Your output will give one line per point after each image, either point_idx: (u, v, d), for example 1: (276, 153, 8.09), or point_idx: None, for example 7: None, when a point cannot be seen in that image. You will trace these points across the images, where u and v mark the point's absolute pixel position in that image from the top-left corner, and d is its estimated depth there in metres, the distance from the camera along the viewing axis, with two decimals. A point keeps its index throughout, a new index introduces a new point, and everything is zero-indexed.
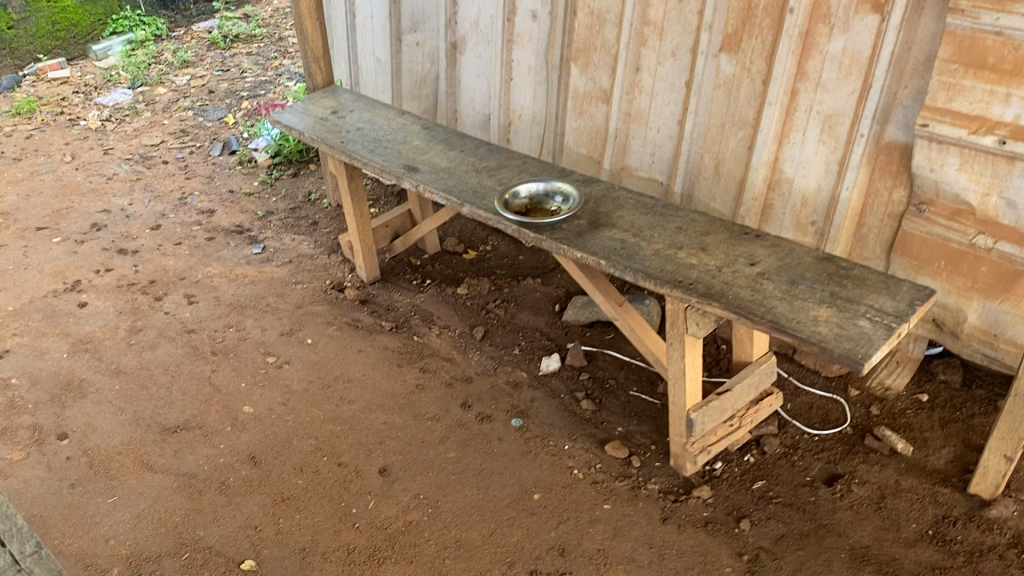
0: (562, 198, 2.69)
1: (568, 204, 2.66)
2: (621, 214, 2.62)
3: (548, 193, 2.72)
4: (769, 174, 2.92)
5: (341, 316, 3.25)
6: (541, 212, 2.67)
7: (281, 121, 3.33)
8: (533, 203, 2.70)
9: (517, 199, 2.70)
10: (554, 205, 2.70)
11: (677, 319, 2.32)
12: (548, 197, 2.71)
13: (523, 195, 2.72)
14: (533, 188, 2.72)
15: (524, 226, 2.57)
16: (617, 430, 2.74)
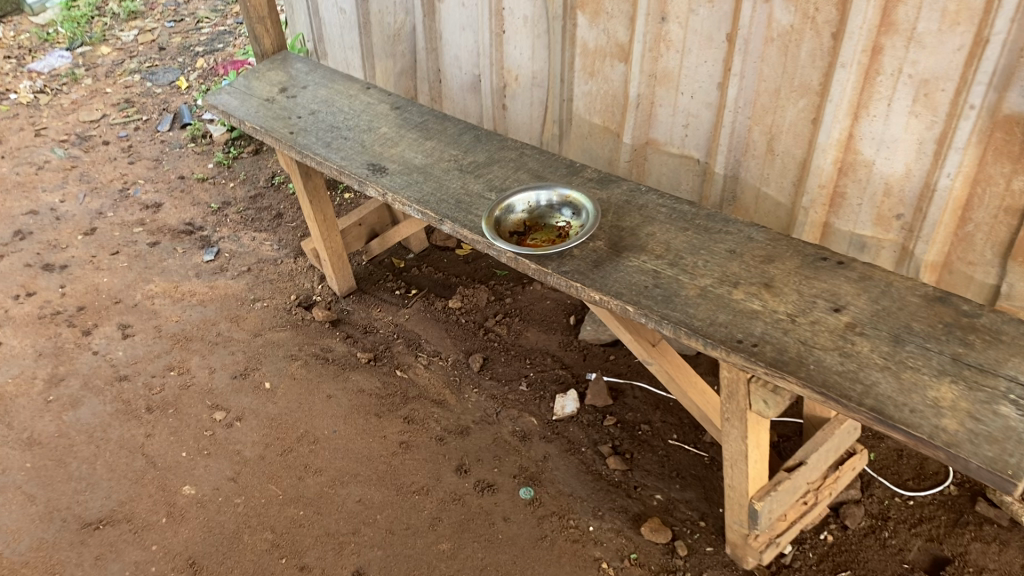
0: (573, 211, 2.02)
1: (580, 221, 1.99)
2: (651, 230, 1.97)
3: (552, 204, 2.04)
4: (841, 155, 2.25)
5: (307, 346, 2.65)
6: (543, 236, 2.01)
7: (217, 105, 2.66)
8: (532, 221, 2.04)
9: (510, 217, 2.03)
10: (561, 222, 2.03)
11: (735, 391, 1.70)
12: (553, 210, 2.05)
13: (518, 211, 2.04)
14: (532, 197, 2.05)
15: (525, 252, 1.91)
16: (655, 500, 2.17)
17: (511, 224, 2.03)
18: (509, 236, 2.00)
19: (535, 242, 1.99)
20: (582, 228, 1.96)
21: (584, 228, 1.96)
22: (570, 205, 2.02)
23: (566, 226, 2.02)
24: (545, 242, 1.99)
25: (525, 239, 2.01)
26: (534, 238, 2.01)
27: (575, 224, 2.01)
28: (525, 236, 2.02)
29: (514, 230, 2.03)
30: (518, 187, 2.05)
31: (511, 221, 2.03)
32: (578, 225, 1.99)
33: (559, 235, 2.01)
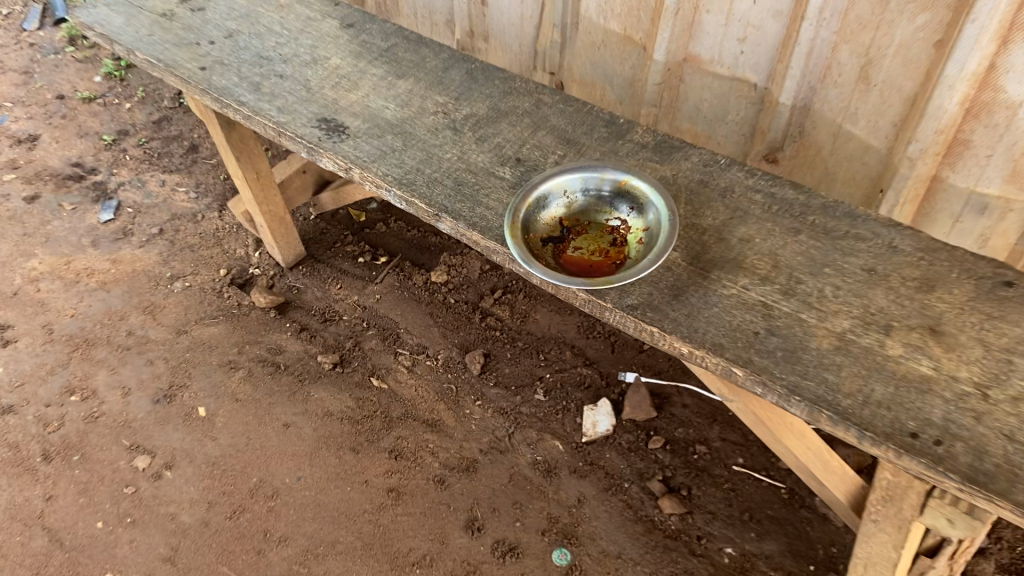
0: (634, 204, 1.40)
1: (646, 222, 1.38)
2: (745, 233, 1.38)
3: (600, 193, 1.42)
4: (972, 92, 1.63)
5: (251, 347, 2.03)
6: (592, 245, 1.41)
7: (91, 25, 1.89)
8: (571, 220, 1.43)
9: (541, 218, 1.41)
10: (615, 220, 1.42)
11: (898, 495, 1.18)
12: (604, 202, 1.43)
13: (551, 204, 1.42)
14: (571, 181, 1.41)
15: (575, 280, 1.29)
16: (727, 557, 1.68)
17: (544, 227, 1.41)
18: (543, 248, 1.39)
19: (583, 256, 1.39)
20: (653, 234, 1.35)
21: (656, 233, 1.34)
22: (627, 194, 1.40)
23: (623, 226, 1.41)
24: (598, 256, 1.39)
25: (566, 251, 1.40)
26: (579, 248, 1.40)
27: (638, 224, 1.40)
28: (565, 245, 1.41)
29: (549, 236, 1.41)
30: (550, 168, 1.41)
31: (543, 222, 1.41)
32: (644, 227, 1.38)
33: (615, 242, 1.40)
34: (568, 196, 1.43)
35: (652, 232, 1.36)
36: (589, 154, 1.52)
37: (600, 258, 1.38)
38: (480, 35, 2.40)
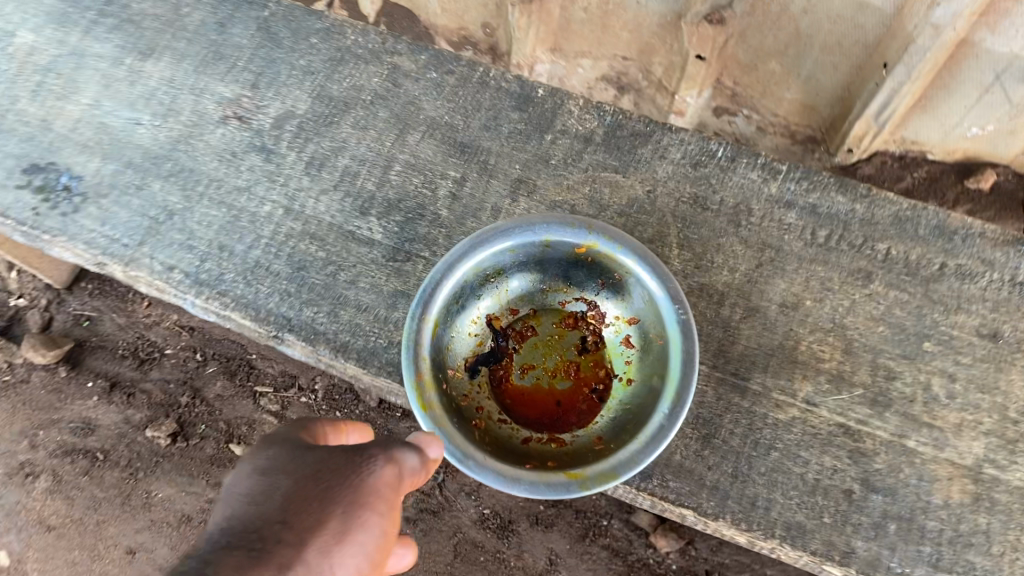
0: (607, 280, 0.84)
1: (633, 312, 0.84)
2: (787, 291, 0.86)
3: (545, 264, 0.85)
4: None
5: (52, 433, 1.39)
6: (547, 354, 0.87)
7: None
8: (503, 312, 0.88)
9: (457, 332, 0.84)
10: (574, 301, 0.88)
11: None
12: (558, 276, 0.86)
13: (469, 303, 0.84)
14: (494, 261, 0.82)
15: (552, 479, 0.72)
16: None
17: (466, 343, 0.86)
18: (476, 387, 0.84)
19: (539, 380, 0.86)
20: (651, 341, 0.81)
21: (658, 344, 0.80)
22: (592, 266, 0.84)
23: (591, 310, 0.87)
24: (564, 378, 0.86)
25: (510, 378, 0.86)
26: (530, 365, 0.87)
27: (616, 310, 0.86)
28: (506, 364, 0.87)
29: (476, 354, 0.86)
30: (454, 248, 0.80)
31: (463, 338, 0.85)
32: (629, 319, 0.85)
33: (585, 344, 0.87)
34: (493, 280, 0.85)
35: (649, 337, 0.82)
36: (504, 171, 0.92)
37: (568, 379, 0.86)
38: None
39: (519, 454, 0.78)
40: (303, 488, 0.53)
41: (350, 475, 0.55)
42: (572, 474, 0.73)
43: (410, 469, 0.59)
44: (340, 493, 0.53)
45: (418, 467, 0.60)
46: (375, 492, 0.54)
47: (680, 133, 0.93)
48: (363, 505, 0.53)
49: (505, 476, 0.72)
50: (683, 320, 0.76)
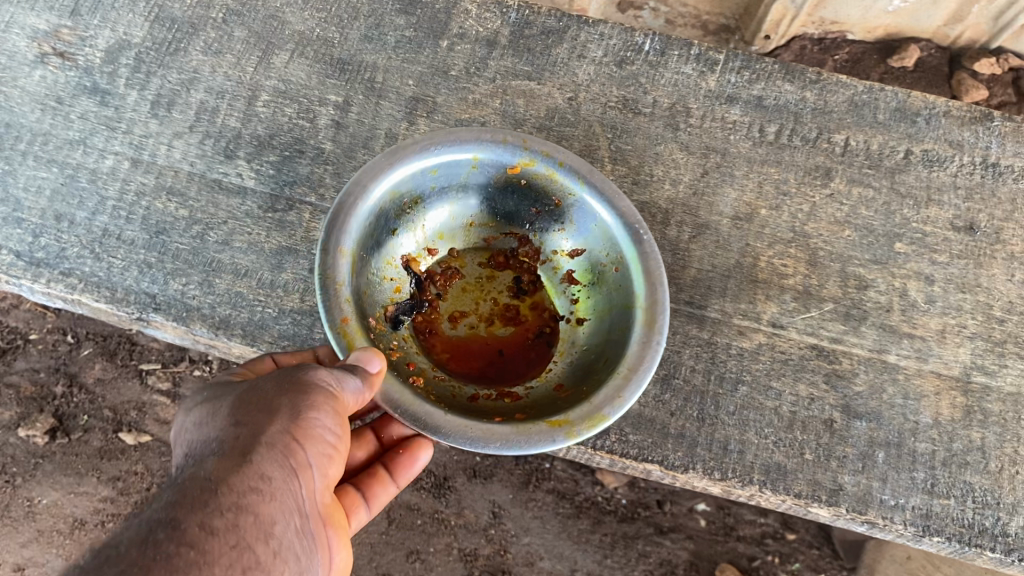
0: (544, 207, 0.71)
1: (577, 242, 0.71)
2: (737, 196, 0.75)
3: (471, 192, 0.71)
4: None
5: None
6: (478, 299, 0.73)
7: None
8: (422, 253, 0.73)
9: (375, 272, 0.67)
10: (503, 237, 0.75)
11: None
12: (482, 207, 0.73)
13: (386, 238, 0.68)
14: (415, 184, 0.67)
15: (533, 430, 0.56)
16: None
17: (384, 289, 0.69)
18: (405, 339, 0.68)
19: (474, 330, 0.72)
20: (603, 272, 0.69)
21: (614, 272, 0.68)
22: (524, 191, 0.70)
23: (523, 246, 0.74)
24: (503, 323, 0.72)
25: (440, 329, 0.71)
26: (460, 311, 0.72)
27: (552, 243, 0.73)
28: (433, 313, 0.72)
29: (396, 303, 0.70)
30: (364, 166, 0.64)
31: (383, 281, 0.68)
32: (574, 249, 0.72)
33: (520, 286, 0.74)
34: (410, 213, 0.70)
35: (600, 266, 0.70)
36: (395, 89, 0.77)
37: (508, 326, 0.72)
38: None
39: (473, 413, 0.62)
40: (245, 401, 0.51)
41: (284, 382, 0.52)
42: (554, 422, 0.57)
43: (353, 394, 0.53)
44: (271, 399, 0.51)
45: (361, 393, 0.53)
46: (323, 388, 0.52)
47: (600, 27, 0.80)
48: (308, 395, 0.51)
49: (473, 430, 0.55)
50: (643, 238, 0.64)
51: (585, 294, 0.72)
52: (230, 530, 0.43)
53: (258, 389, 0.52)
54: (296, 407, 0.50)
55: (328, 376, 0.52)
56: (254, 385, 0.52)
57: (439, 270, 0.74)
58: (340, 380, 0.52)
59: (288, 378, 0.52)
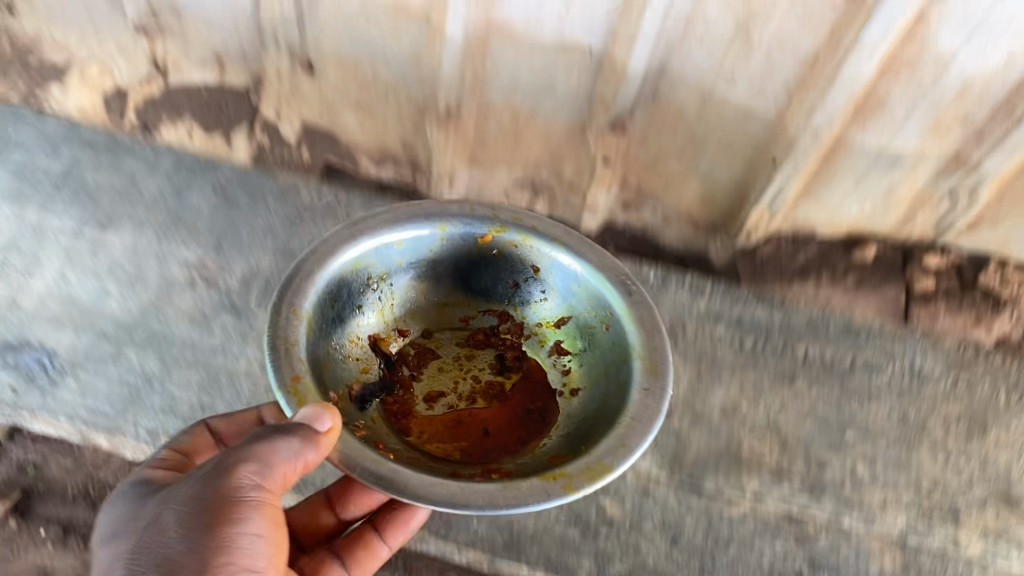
0: (529, 277, 1.22)
1: (563, 307, 1.21)
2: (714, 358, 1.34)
3: (435, 271, 1.22)
4: (895, 50, 1.26)
5: None
6: (454, 375, 1.20)
7: None
8: (389, 336, 1.21)
9: (343, 333, 1.13)
10: (483, 321, 1.26)
11: None
12: (490, 284, 1.23)
13: (354, 310, 1.15)
14: (365, 264, 1.14)
15: (539, 482, 0.90)
16: None
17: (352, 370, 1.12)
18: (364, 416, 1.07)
19: (452, 407, 1.16)
20: (596, 334, 1.16)
21: (605, 331, 1.14)
22: (499, 265, 1.22)
23: (501, 324, 1.25)
24: (472, 390, 1.19)
25: (414, 409, 1.15)
26: (436, 389, 1.18)
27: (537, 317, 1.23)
28: (410, 391, 1.17)
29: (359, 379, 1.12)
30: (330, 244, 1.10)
31: (350, 347, 1.13)
32: (555, 315, 1.22)
33: (499, 366, 1.22)
34: (382, 285, 1.18)
35: (591, 327, 1.17)
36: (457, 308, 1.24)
37: (498, 422, 1.14)
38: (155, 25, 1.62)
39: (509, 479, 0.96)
40: (198, 542, 0.82)
41: (225, 505, 0.84)
42: (554, 480, 0.91)
43: (288, 458, 0.86)
44: (213, 526, 0.83)
45: (296, 455, 0.86)
46: (246, 501, 0.85)
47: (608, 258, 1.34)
48: (236, 516, 0.84)
49: (467, 492, 0.87)
50: (632, 290, 1.13)
51: (573, 358, 1.20)
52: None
53: (186, 492, 0.85)
54: (230, 508, 0.84)
55: (251, 465, 0.86)
56: (183, 488, 0.86)
57: (411, 349, 1.22)
58: (260, 467, 0.86)
59: (224, 454, 0.88)
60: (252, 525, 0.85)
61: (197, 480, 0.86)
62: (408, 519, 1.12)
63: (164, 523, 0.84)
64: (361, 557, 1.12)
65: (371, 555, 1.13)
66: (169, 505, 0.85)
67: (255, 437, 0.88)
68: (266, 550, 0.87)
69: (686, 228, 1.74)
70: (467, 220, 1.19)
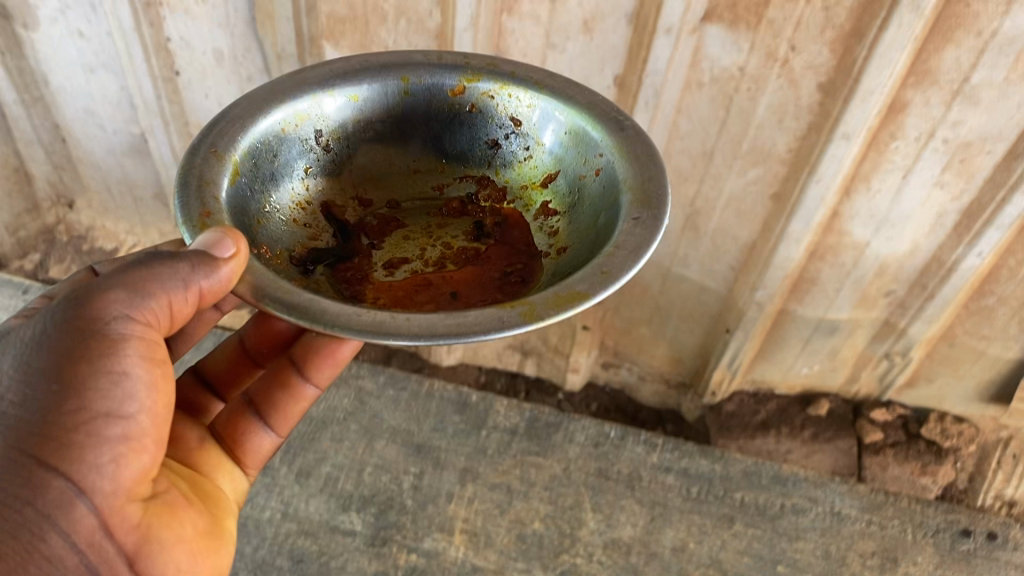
0: (509, 132, 1.14)
1: (551, 161, 1.13)
2: (640, 492, 1.49)
3: (373, 125, 1.13)
4: (816, 239, 1.50)
5: None
6: (420, 242, 1.12)
7: None
8: (350, 202, 1.14)
9: (284, 192, 1.07)
10: (463, 94, 1.13)
11: None
12: (435, 81, 1.12)
13: (282, 178, 1.06)
14: (311, 114, 1.08)
15: (495, 311, 0.79)
16: None
17: (293, 235, 1.06)
18: (307, 277, 1.01)
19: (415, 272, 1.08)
20: (586, 184, 1.07)
21: (594, 172, 1.06)
22: (472, 115, 1.14)
23: (480, 190, 1.17)
24: (442, 255, 1.11)
25: (371, 274, 1.07)
26: (398, 255, 1.11)
27: (525, 100, 1.12)
28: (368, 258, 1.10)
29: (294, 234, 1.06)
30: (269, 107, 1.04)
31: (292, 213, 1.07)
32: (542, 172, 1.14)
33: (482, 224, 1.14)
34: (332, 142, 1.11)
35: (580, 179, 1.08)
36: (452, 461, 1.51)
37: (466, 281, 1.05)
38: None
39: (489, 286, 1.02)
40: (88, 402, 0.80)
41: (96, 333, 0.80)
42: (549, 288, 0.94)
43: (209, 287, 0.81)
44: (87, 347, 0.80)
45: (215, 283, 0.81)
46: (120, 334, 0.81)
47: (580, 425, 1.58)
48: (111, 349, 0.80)
49: (404, 323, 0.77)
50: (626, 126, 1.04)
51: (560, 218, 1.10)
52: (97, 440, 0.80)
53: (32, 331, 0.83)
54: (92, 342, 0.80)
55: (121, 295, 0.82)
56: (28, 329, 0.83)
57: (372, 218, 1.15)
58: (129, 296, 0.82)
59: (84, 285, 0.83)
60: (132, 355, 0.82)
61: (52, 313, 0.83)
62: (332, 352, 1.09)
63: (2, 369, 0.81)
64: (286, 402, 1.11)
65: (297, 396, 1.12)
66: (13, 348, 0.83)
67: (143, 273, 0.83)
68: (142, 392, 0.83)
69: (659, 385, 1.97)
70: (432, 68, 1.12)
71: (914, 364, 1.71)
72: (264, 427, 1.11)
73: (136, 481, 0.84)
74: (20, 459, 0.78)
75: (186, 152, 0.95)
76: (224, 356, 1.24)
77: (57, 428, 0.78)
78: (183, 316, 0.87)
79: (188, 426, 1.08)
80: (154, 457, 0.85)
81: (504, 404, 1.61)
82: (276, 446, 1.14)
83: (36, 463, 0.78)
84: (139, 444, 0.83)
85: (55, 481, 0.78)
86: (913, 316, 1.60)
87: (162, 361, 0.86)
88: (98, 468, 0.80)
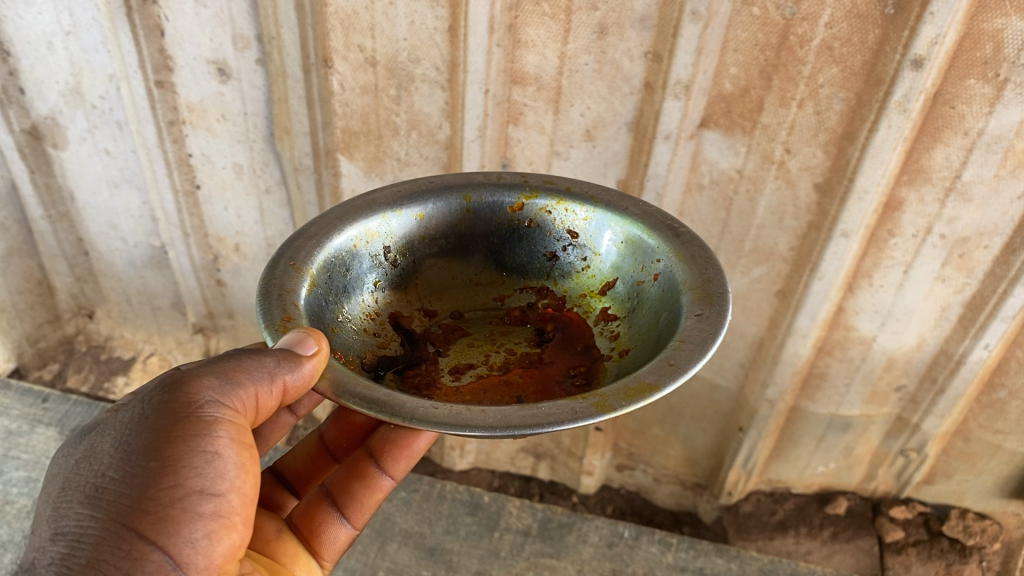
0: (566, 244, 1.15)
1: (608, 269, 1.12)
2: None
3: (439, 242, 1.15)
4: (822, 334, 1.52)
5: None
6: (485, 349, 1.10)
7: None
8: (416, 313, 1.13)
9: (355, 303, 1.07)
10: (524, 211, 1.14)
11: None
12: (494, 200, 1.14)
13: (354, 291, 1.07)
14: (380, 230, 1.10)
15: (568, 403, 0.78)
16: None
17: (366, 344, 1.04)
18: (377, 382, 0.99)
19: (480, 375, 1.06)
20: (645, 289, 1.06)
21: (654, 276, 1.05)
22: (531, 231, 1.15)
23: (540, 300, 1.16)
24: (506, 359, 1.08)
25: (438, 379, 1.05)
26: (464, 360, 1.08)
27: (582, 213, 1.13)
28: (434, 364, 1.08)
29: (365, 341, 1.05)
30: (342, 224, 1.06)
31: (362, 322, 1.06)
32: (600, 280, 1.13)
33: (542, 334, 1.13)
34: (398, 257, 1.12)
35: (638, 285, 1.08)
36: (465, 564, 1.49)
37: (530, 386, 1.03)
38: (212, 325, 2.00)
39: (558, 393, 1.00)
40: (184, 480, 0.77)
41: (191, 416, 0.79)
42: None
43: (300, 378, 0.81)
44: (182, 430, 0.79)
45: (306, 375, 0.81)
46: (214, 418, 0.80)
47: (593, 524, 1.56)
48: (206, 431, 0.79)
49: (480, 416, 0.76)
50: (682, 232, 1.05)
51: (620, 323, 1.08)
52: (193, 516, 0.77)
53: (127, 413, 0.81)
54: (187, 424, 0.79)
55: (214, 382, 0.82)
56: (123, 411, 0.82)
57: (437, 327, 1.13)
58: (224, 383, 0.82)
59: (179, 372, 0.83)
60: (226, 438, 0.81)
61: (147, 396, 0.82)
62: (408, 444, 1.06)
63: (101, 451, 0.79)
64: (363, 494, 1.08)
65: (373, 488, 1.08)
66: (108, 428, 0.81)
67: (235, 363, 0.83)
68: (232, 471, 0.81)
69: (675, 487, 1.95)
70: (493, 188, 1.14)
71: (931, 461, 1.69)
72: (342, 518, 1.08)
73: (226, 559, 0.81)
74: (119, 533, 0.75)
75: (266, 266, 0.97)
76: (303, 453, 1.22)
77: (155, 504, 0.76)
78: (269, 407, 0.86)
79: (265, 518, 1.04)
80: (242, 535, 0.83)
81: (517, 504, 1.60)
82: (352, 539, 1.10)
83: (135, 535, 0.74)
84: (229, 521, 0.81)
85: (153, 554, 0.75)
86: (924, 409, 1.60)
87: (251, 445, 0.84)
88: (192, 542, 0.77)
